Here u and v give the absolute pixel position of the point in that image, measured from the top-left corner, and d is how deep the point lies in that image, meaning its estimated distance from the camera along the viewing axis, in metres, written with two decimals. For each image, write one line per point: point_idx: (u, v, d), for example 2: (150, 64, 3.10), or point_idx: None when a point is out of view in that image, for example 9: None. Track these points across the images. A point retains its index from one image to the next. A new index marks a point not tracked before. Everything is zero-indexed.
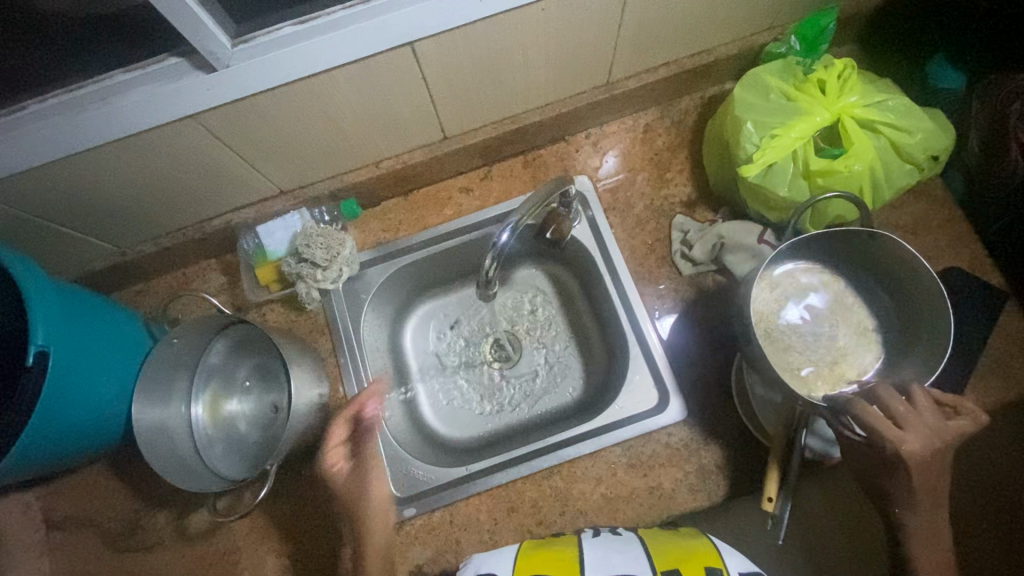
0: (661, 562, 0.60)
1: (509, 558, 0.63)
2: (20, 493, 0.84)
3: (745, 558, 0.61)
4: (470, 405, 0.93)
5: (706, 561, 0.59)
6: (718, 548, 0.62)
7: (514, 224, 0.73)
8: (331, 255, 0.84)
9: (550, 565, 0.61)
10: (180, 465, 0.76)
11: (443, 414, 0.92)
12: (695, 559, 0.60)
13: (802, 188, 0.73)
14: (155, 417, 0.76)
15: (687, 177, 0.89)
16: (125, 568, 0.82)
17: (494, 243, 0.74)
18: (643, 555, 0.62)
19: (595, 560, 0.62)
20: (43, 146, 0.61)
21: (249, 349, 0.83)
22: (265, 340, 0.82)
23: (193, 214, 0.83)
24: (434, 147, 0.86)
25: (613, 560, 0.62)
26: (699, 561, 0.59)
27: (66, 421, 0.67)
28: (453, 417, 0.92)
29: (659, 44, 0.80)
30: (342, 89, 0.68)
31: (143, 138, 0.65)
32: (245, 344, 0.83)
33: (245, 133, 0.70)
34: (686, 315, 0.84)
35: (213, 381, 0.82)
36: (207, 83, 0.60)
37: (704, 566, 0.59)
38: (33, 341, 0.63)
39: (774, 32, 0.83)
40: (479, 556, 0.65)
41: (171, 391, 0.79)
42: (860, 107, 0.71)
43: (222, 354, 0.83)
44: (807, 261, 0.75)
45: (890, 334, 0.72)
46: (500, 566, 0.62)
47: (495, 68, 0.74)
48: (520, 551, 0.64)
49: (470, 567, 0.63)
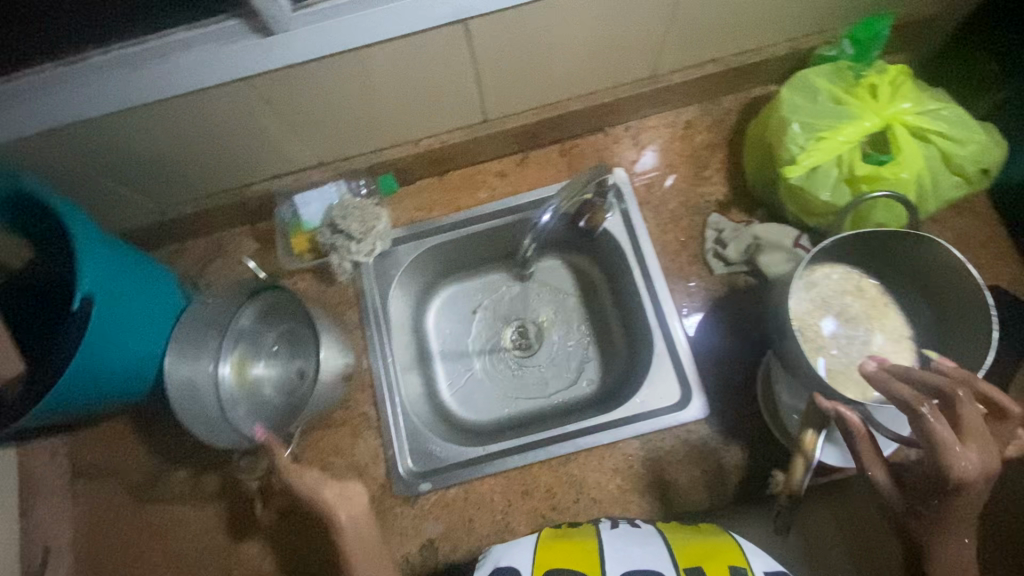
0: (685, 561, 0.60)
1: (528, 553, 0.63)
2: (48, 439, 0.86)
3: (768, 557, 0.62)
4: (489, 389, 0.93)
5: (729, 560, 0.60)
6: (743, 548, 0.62)
7: (555, 206, 0.75)
8: (367, 228, 0.85)
9: (571, 558, 0.61)
10: (205, 420, 0.78)
11: (462, 395, 0.93)
12: (718, 557, 0.60)
13: (844, 193, 0.72)
14: (185, 374, 0.78)
15: (725, 176, 0.88)
16: (145, 518, 0.83)
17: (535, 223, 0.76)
18: (665, 551, 0.62)
19: (618, 557, 0.62)
20: (102, 97, 0.63)
21: (280, 315, 0.85)
22: (294, 307, 0.84)
23: (234, 178, 0.84)
24: (474, 129, 0.86)
25: (635, 554, 0.62)
26: (722, 560, 0.59)
27: (103, 369, 0.69)
28: (470, 399, 0.93)
29: (708, 40, 0.79)
30: (393, 62, 0.68)
31: (197, 100, 0.66)
32: (275, 311, 0.85)
33: (294, 101, 0.71)
34: (714, 313, 0.83)
35: (243, 343, 0.84)
36: (264, 47, 0.62)
37: (728, 566, 0.59)
38: (80, 289, 0.66)
39: (826, 36, 0.82)
40: (497, 549, 0.66)
41: (202, 349, 0.81)
42: (913, 114, 0.70)
43: (253, 318, 0.85)
44: (846, 264, 0.74)
45: (927, 344, 0.71)
46: (518, 561, 0.62)
47: (543, 52, 0.74)
48: (541, 543, 0.65)
49: (489, 560, 0.64)
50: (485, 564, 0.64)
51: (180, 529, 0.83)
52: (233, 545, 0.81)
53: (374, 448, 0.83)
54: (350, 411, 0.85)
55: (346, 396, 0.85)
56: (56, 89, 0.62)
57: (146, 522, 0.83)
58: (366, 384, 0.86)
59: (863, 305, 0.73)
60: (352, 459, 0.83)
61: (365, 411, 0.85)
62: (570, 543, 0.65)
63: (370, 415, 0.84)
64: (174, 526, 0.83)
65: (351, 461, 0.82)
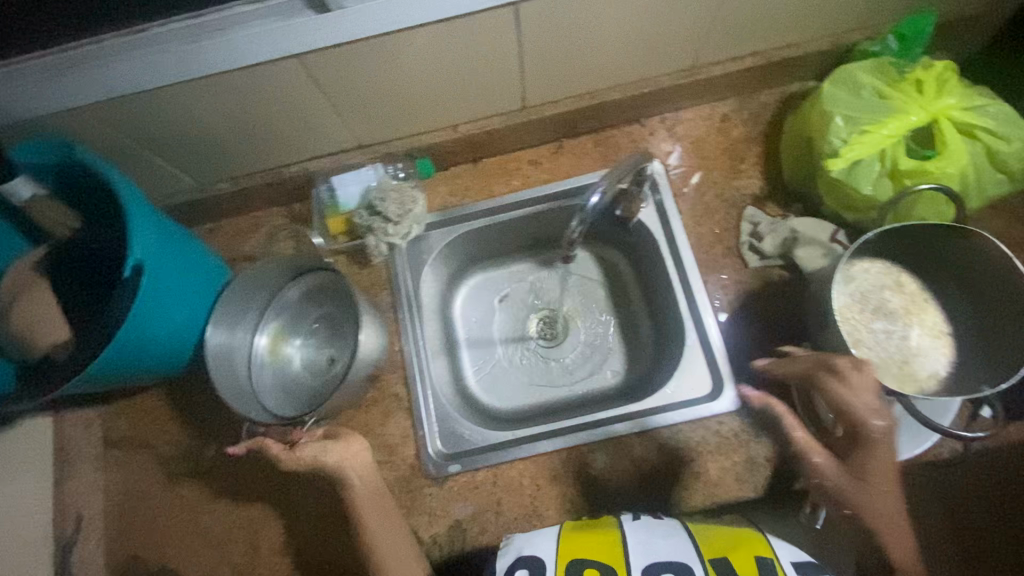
0: (712, 552, 0.62)
1: (551, 543, 0.66)
2: (82, 410, 0.87)
3: (791, 545, 0.64)
4: (514, 376, 0.94)
5: (754, 549, 0.62)
6: (769, 539, 0.63)
7: (605, 187, 0.73)
8: (404, 211, 0.86)
9: (594, 550, 0.64)
10: (235, 386, 0.79)
11: (487, 382, 0.93)
12: (743, 548, 0.62)
13: (886, 187, 0.72)
14: (224, 339, 0.80)
15: (761, 169, 0.88)
16: (175, 491, 0.84)
17: (585, 206, 0.74)
18: (691, 544, 0.64)
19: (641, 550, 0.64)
20: (160, 69, 0.64)
21: (326, 297, 0.87)
22: (345, 292, 0.85)
23: (274, 157, 0.85)
24: (512, 116, 0.87)
25: (658, 548, 0.64)
26: (750, 551, 0.61)
27: (146, 337, 0.69)
28: (495, 387, 0.93)
29: (751, 33, 0.79)
30: (441, 43, 0.69)
31: (250, 74, 0.67)
32: (323, 291, 0.87)
33: (342, 80, 0.72)
34: (748, 306, 0.83)
35: (288, 317, 0.87)
36: (317, 24, 0.62)
37: (754, 557, 0.61)
38: (131, 255, 0.66)
39: (868, 31, 0.82)
40: (522, 537, 0.68)
41: (246, 317, 0.83)
42: (959, 109, 0.70)
43: (300, 294, 0.87)
44: (885, 258, 0.74)
45: (965, 341, 0.70)
46: (542, 552, 0.65)
47: (587, 40, 0.74)
48: (563, 533, 0.67)
49: (513, 550, 0.67)
50: (509, 553, 0.66)
51: (209, 503, 0.83)
52: (261, 520, 0.82)
53: (403, 428, 0.83)
54: (381, 392, 0.85)
55: (377, 377, 0.86)
56: (115, 60, 0.62)
57: (175, 495, 0.84)
58: (397, 366, 0.86)
59: (902, 301, 0.73)
60: (382, 438, 0.83)
61: (396, 392, 0.85)
62: (593, 533, 0.67)
63: (400, 396, 0.85)
64: (203, 500, 0.83)
65: (381, 441, 0.83)
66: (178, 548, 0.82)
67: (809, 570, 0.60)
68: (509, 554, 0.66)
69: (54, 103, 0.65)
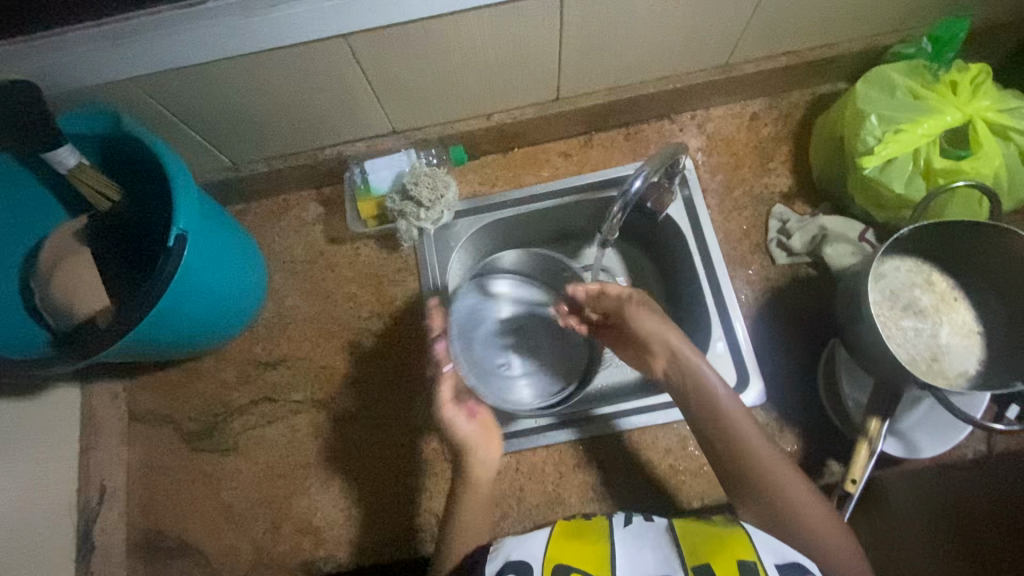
0: (695, 557, 0.58)
1: (540, 549, 0.60)
2: (109, 382, 0.87)
3: (773, 543, 0.61)
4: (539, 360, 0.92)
5: (737, 553, 0.58)
6: (753, 539, 0.60)
7: (647, 172, 0.73)
8: (436, 196, 0.86)
9: (581, 556, 0.60)
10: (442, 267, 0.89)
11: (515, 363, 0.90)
12: (727, 550, 0.59)
13: (919, 186, 0.72)
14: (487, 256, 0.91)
15: (790, 168, 0.89)
16: (198, 468, 0.84)
17: (625, 189, 0.74)
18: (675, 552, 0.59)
19: (625, 562, 0.60)
20: (213, 43, 0.64)
21: (555, 340, 0.93)
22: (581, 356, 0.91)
23: (308, 139, 0.86)
24: (545, 107, 0.88)
25: (643, 562, 0.59)
26: (734, 555, 0.58)
27: (180, 307, 0.70)
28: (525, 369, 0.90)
29: (787, 32, 0.81)
30: (485, 30, 0.70)
31: (298, 52, 0.68)
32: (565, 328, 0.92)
33: (385, 62, 0.73)
34: (774, 303, 0.84)
35: (530, 307, 0.94)
36: (369, 5, 0.63)
37: (736, 561, 0.57)
38: (175, 225, 0.65)
39: (901, 35, 0.83)
40: (509, 540, 0.63)
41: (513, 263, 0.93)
42: (993, 111, 0.71)
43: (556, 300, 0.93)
44: (916, 257, 0.74)
45: (991, 342, 0.71)
46: (531, 557, 0.59)
47: (628, 33, 0.76)
48: (552, 534, 0.63)
49: (500, 554, 0.61)
50: (496, 557, 0.61)
51: (233, 482, 0.83)
52: (284, 498, 0.82)
53: (428, 412, 0.84)
54: (405, 375, 0.86)
55: (404, 359, 0.86)
56: (163, 32, 0.62)
57: (199, 472, 0.84)
58: (424, 350, 0.87)
59: (931, 299, 0.73)
60: (406, 421, 0.84)
61: (421, 375, 0.86)
62: (582, 539, 0.62)
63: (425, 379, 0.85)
64: (227, 478, 0.83)
65: (406, 424, 0.84)
66: (201, 523, 0.82)
67: (792, 573, 0.58)
68: (497, 559, 0.61)
69: (106, 71, 0.65)
